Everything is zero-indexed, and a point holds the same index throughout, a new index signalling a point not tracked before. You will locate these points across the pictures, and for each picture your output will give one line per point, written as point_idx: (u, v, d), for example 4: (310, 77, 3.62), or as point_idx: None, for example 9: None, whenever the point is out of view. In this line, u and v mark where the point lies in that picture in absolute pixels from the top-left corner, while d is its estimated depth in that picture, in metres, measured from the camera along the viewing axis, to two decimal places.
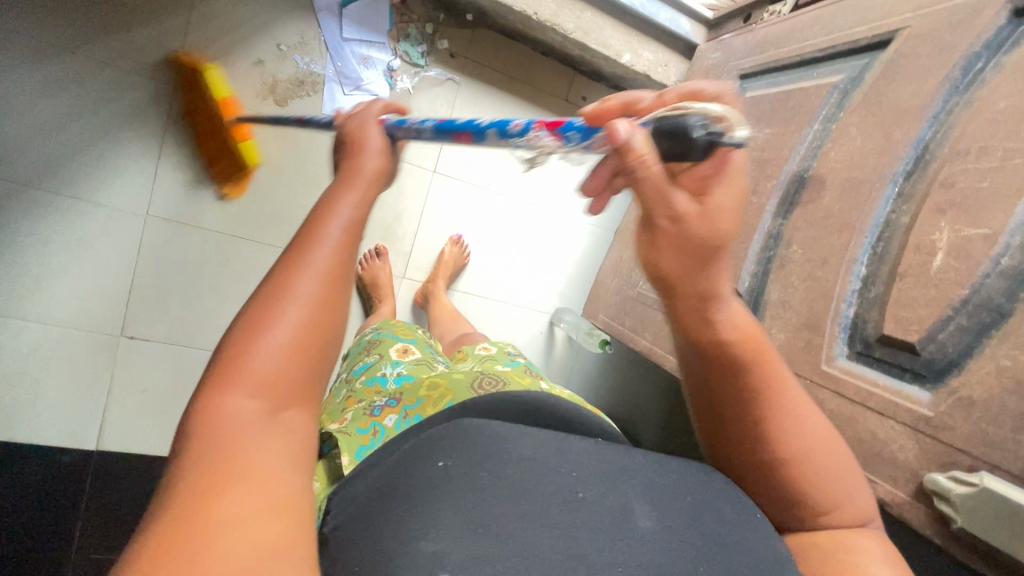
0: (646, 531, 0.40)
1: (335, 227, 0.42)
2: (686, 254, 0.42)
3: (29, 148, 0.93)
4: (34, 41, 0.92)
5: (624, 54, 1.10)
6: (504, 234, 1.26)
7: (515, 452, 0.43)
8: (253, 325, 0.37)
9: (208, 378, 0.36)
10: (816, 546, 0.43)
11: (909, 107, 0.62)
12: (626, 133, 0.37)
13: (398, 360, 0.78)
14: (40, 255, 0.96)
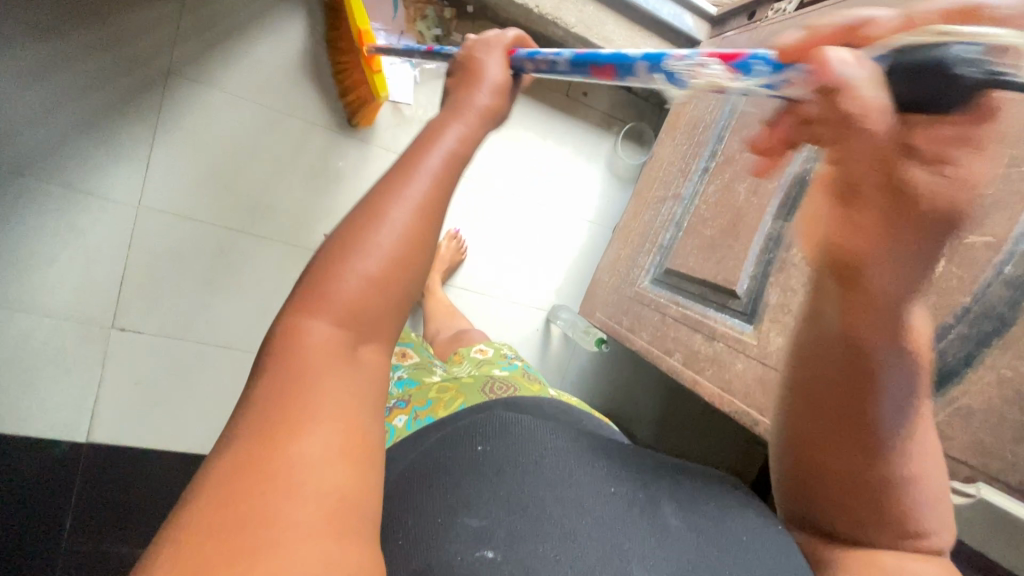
0: (673, 527, 0.44)
1: (413, 183, 0.40)
2: (868, 225, 0.39)
3: (21, 134, 0.91)
4: (27, 24, 0.90)
5: (626, 49, 1.08)
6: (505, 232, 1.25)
7: (552, 442, 0.47)
8: (337, 258, 0.37)
9: (291, 301, 0.38)
10: (863, 559, 0.46)
11: None
12: (844, 65, 0.31)
13: (398, 364, 0.79)
14: (31, 243, 0.94)
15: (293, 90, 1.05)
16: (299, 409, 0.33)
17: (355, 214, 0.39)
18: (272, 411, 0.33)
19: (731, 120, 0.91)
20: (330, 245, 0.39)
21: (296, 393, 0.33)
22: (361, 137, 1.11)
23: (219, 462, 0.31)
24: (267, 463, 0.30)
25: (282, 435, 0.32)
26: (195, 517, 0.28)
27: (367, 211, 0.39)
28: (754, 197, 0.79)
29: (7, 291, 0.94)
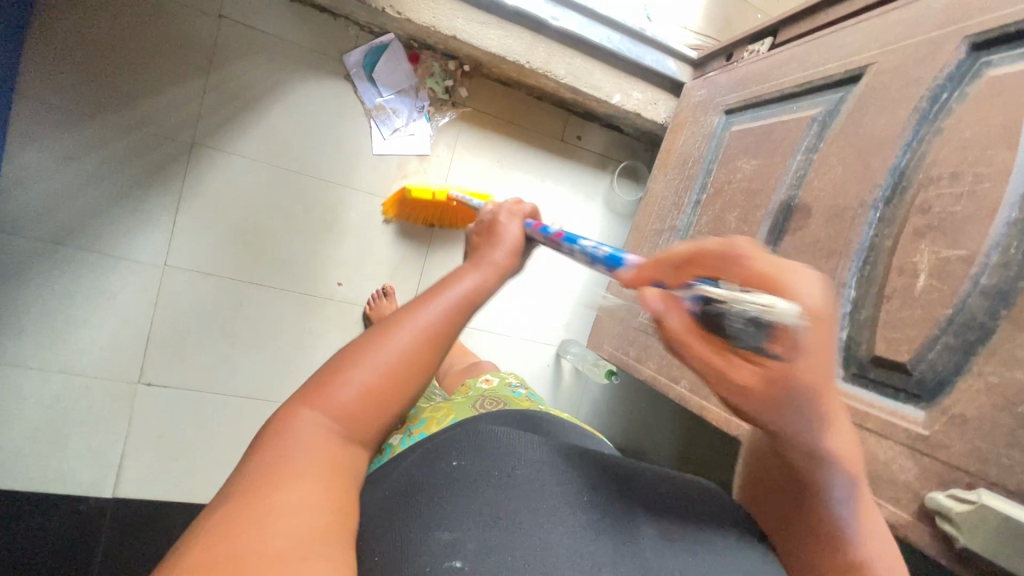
0: (651, 537, 0.45)
1: (429, 320, 0.48)
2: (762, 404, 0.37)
3: (60, 208, 0.99)
4: (62, 109, 0.98)
5: (615, 95, 1.16)
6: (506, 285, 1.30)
7: (524, 456, 0.48)
8: (353, 357, 0.45)
9: (305, 386, 0.45)
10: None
11: (884, 137, 0.65)
12: (659, 309, 0.40)
13: None
14: (64, 308, 1.01)
15: (304, 150, 1.11)
16: (280, 472, 0.38)
17: (386, 324, 0.48)
18: (256, 479, 0.38)
19: (717, 156, 0.96)
20: (346, 352, 0.46)
21: (280, 463, 0.39)
22: (368, 188, 1.16)
23: (214, 512, 0.36)
24: (251, 508, 0.35)
25: (264, 487, 0.37)
26: (191, 551, 0.33)
27: (387, 331, 0.47)
28: (744, 224, 0.83)
29: (47, 354, 1.00)
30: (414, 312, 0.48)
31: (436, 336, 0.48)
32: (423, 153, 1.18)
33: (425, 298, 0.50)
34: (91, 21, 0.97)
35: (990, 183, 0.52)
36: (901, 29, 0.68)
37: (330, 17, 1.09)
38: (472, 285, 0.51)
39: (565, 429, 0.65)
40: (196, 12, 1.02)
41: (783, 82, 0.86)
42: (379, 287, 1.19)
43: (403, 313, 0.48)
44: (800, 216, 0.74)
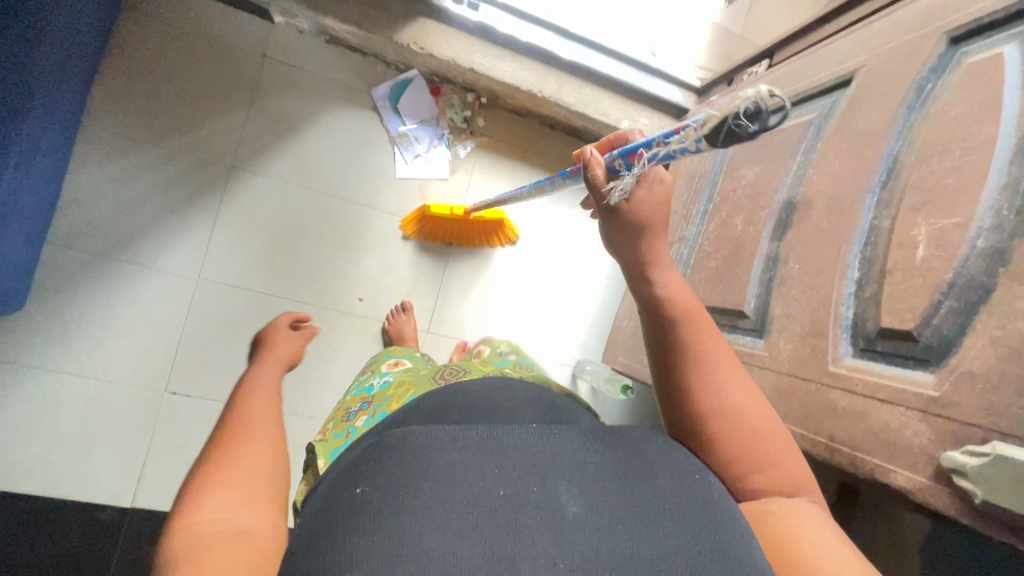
0: (574, 516, 0.42)
1: (258, 412, 0.57)
2: (626, 233, 0.58)
3: (109, 225, 1.08)
4: (119, 138, 1.08)
5: (623, 121, 1.23)
6: (513, 303, 1.33)
7: (434, 462, 0.45)
8: (226, 448, 0.50)
9: (187, 490, 0.46)
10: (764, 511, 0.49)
11: (876, 128, 0.68)
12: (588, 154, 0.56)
13: (386, 371, 0.87)
14: (105, 318, 1.08)
15: (334, 174, 1.20)
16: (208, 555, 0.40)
17: (232, 423, 0.54)
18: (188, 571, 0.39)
19: (722, 169, 1.00)
20: (212, 451, 0.51)
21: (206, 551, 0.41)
22: (390, 209, 1.23)
23: None
24: None
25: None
26: None
27: (239, 425, 0.54)
28: (750, 225, 0.86)
29: (86, 361, 1.06)
30: (253, 409, 0.57)
31: (273, 417, 0.57)
32: (443, 177, 1.26)
33: (254, 404, 0.59)
34: (149, 62, 1.09)
35: (978, 154, 0.54)
36: (886, 35, 0.73)
37: (361, 56, 1.21)
38: (270, 386, 0.65)
39: (500, 398, 0.63)
40: (243, 53, 1.14)
41: (781, 95, 0.91)
42: (400, 303, 1.23)
43: (235, 416, 0.56)
44: (802, 210, 0.76)
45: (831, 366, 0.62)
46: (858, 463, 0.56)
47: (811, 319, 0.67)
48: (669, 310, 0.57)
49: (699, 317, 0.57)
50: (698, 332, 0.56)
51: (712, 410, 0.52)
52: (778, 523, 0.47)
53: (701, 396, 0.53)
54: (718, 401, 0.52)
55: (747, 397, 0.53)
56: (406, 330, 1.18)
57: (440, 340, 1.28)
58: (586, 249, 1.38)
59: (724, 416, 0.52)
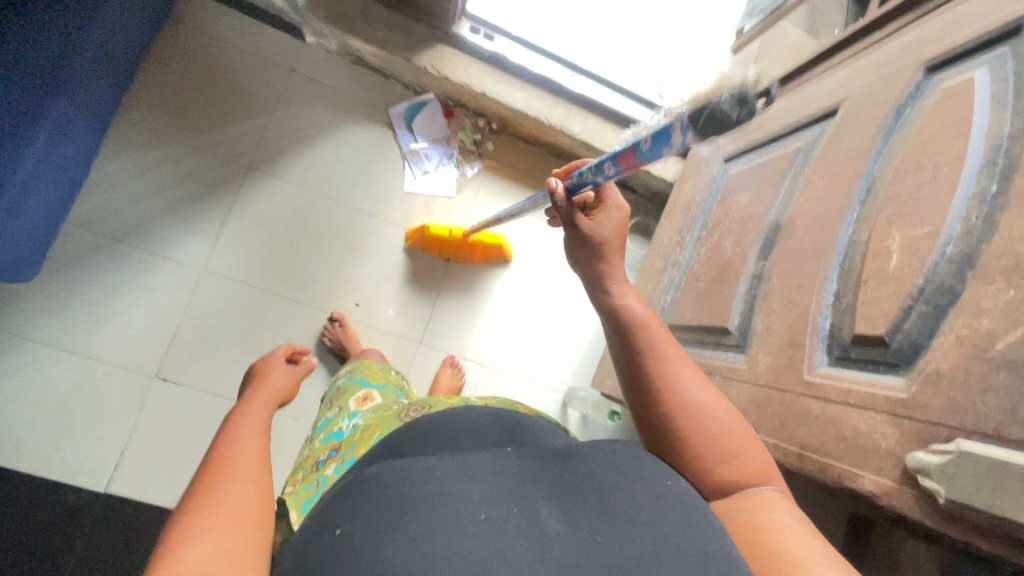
0: (554, 531, 0.42)
1: (239, 447, 0.56)
2: (585, 248, 0.65)
3: (126, 212, 1.13)
4: (148, 132, 1.16)
5: (625, 152, 1.28)
6: (509, 327, 1.33)
7: (414, 492, 0.44)
8: (204, 492, 0.48)
9: (165, 541, 0.44)
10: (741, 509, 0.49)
11: (858, 151, 0.70)
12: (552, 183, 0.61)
13: (355, 411, 0.85)
14: (108, 299, 1.11)
15: (347, 183, 1.26)
16: None
17: (205, 467, 0.52)
18: None
19: (716, 198, 1.03)
20: (186, 499, 0.48)
21: None
22: (396, 221, 1.27)
23: None
24: None
25: None
26: None
27: (216, 465, 0.52)
28: (739, 246, 0.87)
29: (85, 340, 1.09)
30: (231, 445, 0.56)
31: (250, 451, 0.56)
32: (449, 195, 1.31)
33: (228, 439, 0.58)
34: (187, 67, 1.18)
35: (949, 166, 0.56)
36: (870, 70, 0.77)
37: (383, 77, 1.29)
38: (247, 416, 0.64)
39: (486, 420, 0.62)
40: (274, 66, 1.23)
41: (774, 128, 0.95)
42: (329, 317, 1.20)
43: (207, 458, 0.54)
44: (787, 230, 0.77)
45: (806, 375, 0.61)
46: (828, 470, 0.55)
47: (789, 330, 0.67)
48: (624, 315, 0.60)
49: (652, 320, 0.60)
50: (652, 332, 0.58)
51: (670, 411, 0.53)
52: (753, 521, 0.47)
53: (662, 398, 0.54)
54: (679, 398, 0.54)
55: (705, 394, 0.54)
56: (347, 338, 1.17)
57: (432, 353, 1.27)
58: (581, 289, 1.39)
59: (685, 413, 0.53)
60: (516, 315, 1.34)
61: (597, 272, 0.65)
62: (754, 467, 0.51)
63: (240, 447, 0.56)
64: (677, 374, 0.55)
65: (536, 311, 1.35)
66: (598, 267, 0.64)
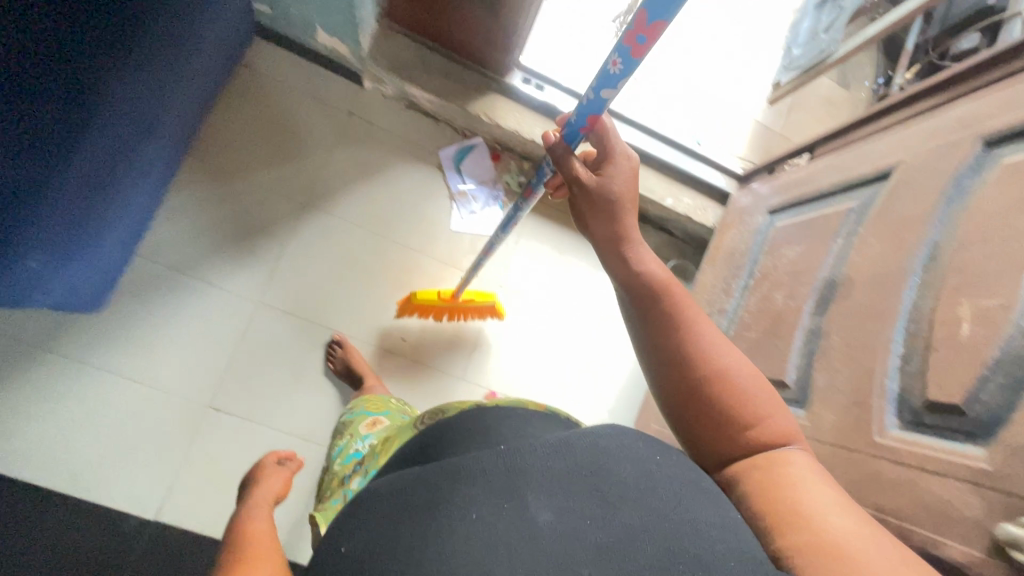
0: (543, 523, 0.45)
1: (264, 540, 0.65)
2: (599, 211, 0.66)
3: (189, 245, 1.18)
4: (212, 169, 1.21)
5: (667, 198, 1.32)
6: (549, 366, 1.34)
7: (417, 502, 0.49)
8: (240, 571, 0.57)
9: None
10: (761, 466, 0.56)
11: (917, 216, 0.73)
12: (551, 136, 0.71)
13: (366, 434, 0.89)
14: (166, 329, 1.15)
15: (399, 221, 1.30)
16: None
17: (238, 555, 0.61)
18: None
19: (762, 249, 1.06)
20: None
21: None
22: (442, 258, 1.31)
23: None
24: None
25: None
26: None
27: (247, 554, 0.61)
28: (791, 300, 0.90)
29: (144, 368, 1.13)
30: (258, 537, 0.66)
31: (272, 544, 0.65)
32: (494, 235, 1.35)
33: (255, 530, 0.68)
34: (251, 108, 1.24)
35: (1016, 241, 0.58)
36: (923, 138, 0.80)
37: (434, 121, 1.35)
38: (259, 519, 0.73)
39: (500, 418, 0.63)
40: (332, 109, 1.29)
41: (823, 185, 0.98)
42: (330, 340, 1.22)
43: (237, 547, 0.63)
44: (844, 288, 0.80)
45: (877, 437, 0.63)
46: (908, 535, 0.56)
47: (855, 389, 0.69)
48: (648, 285, 0.63)
49: (674, 285, 0.63)
50: (680, 300, 0.62)
51: (708, 377, 0.58)
52: (783, 487, 0.53)
53: (698, 363, 0.58)
54: (713, 364, 0.58)
55: (733, 359, 0.58)
56: (350, 359, 1.18)
57: (474, 390, 1.29)
58: (613, 325, 1.41)
59: (719, 378, 0.58)
60: (554, 353, 1.35)
61: (614, 237, 0.66)
62: (780, 427, 0.57)
63: (265, 540, 0.65)
64: (706, 341, 0.59)
65: (569, 346, 1.37)
66: (609, 226, 0.66)
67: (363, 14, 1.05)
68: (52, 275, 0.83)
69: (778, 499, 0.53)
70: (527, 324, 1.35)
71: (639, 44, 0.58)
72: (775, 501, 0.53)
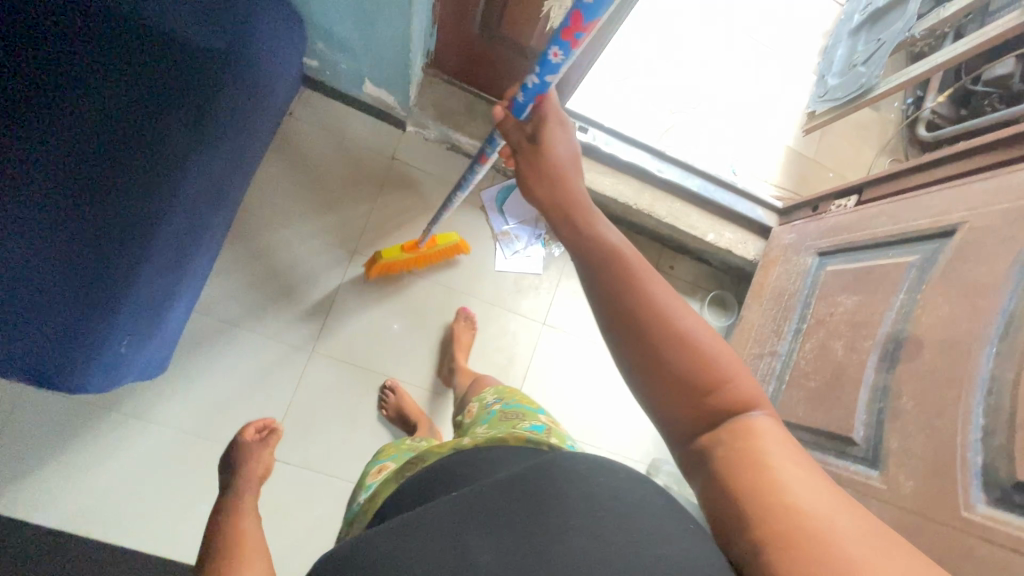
0: (483, 564, 0.41)
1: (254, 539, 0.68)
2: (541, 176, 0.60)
3: (241, 297, 1.20)
4: (260, 219, 1.22)
5: (709, 233, 1.33)
6: (594, 400, 1.35)
7: (363, 557, 0.43)
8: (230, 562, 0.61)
9: None
10: (738, 451, 0.44)
11: (988, 282, 0.75)
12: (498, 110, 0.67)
13: (373, 484, 0.84)
14: (223, 381, 1.17)
15: (445, 265, 1.32)
16: None
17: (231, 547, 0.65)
18: None
19: (813, 293, 1.08)
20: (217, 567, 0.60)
21: None
22: (487, 298, 1.33)
23: None
24: None
25: None
26: None
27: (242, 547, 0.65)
28: (852, 352, 0.91)
29: (203, 421, 1.14)
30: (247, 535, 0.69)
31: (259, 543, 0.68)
32: (537, 273, 1.36)
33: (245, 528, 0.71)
34: (295, 160, 1.25)
35: None
36: (987, 197, 0.82)
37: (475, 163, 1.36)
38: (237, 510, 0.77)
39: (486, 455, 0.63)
40: (376, 155, 1.30)
41: (876, 233, 1.00)
42: (385, 383, 1.24)
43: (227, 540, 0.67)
44: (911, 347, 0.82)
45: (965, 511, 0.65)
46: None
47: (934, 458, 0.71)
48: (596, 245, 0.52)
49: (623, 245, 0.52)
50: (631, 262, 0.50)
51: (667, 340, 0.46)
52: (765, 479, 0.42)
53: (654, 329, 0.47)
54: (668, 326, 0.47)
55: (692, 321, 0.47)
56: (404, 403, 1.20)
57: None
58: None
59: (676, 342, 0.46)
60: (597, 387, 1.36)
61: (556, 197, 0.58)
62: (744, 397, 0.46)
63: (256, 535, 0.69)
64: (658, 295, 0.48)
65: (611, 379, 1.38)
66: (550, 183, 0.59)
67: (415, 66, 1.07)
68: (137, 354, 0.85)
69: (758, 491, 0.42)
70: (571, 359, 1.36)
71: (578, 39, 0.60)
72: (753, 496, 0.42)
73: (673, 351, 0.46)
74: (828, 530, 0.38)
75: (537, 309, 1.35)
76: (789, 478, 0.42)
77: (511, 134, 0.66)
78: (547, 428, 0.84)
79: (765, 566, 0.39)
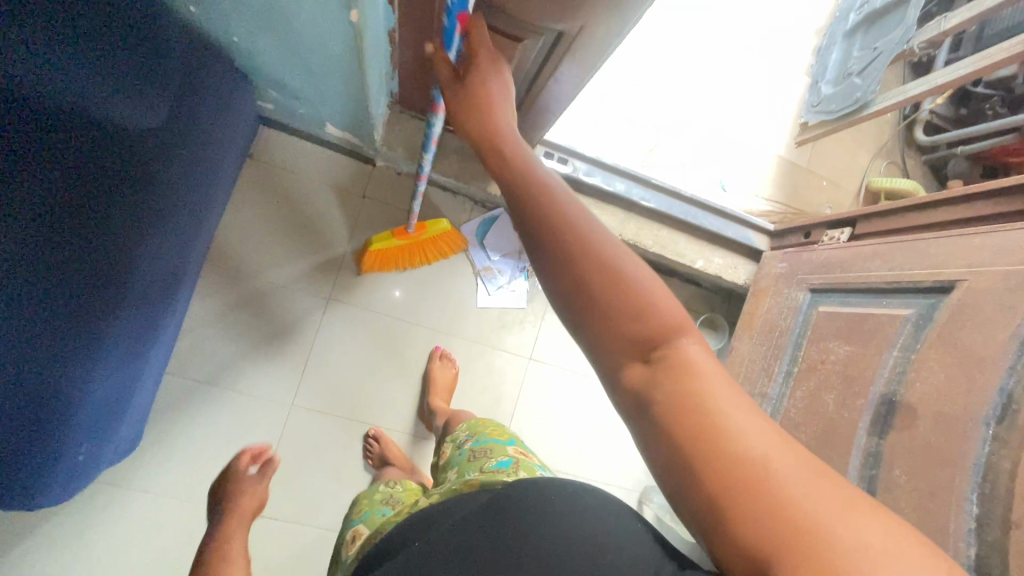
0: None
1: None
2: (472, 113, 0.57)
3: (213, 353, 1.16)
4: (230, 269, 1.17)
5: (698, 260, 1.28)
6: (583, 432, 1.33)
7: None
8: None
9: None
10: (681, 394, 0.41)
11: (985, 354, 0.71)
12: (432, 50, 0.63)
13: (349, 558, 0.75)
14: (202, 442, 1.13)
15: (426, 304, 1.27)
16: None
17: None
18: None
19: (804, 335, 1.04)
20: None
21: None
22: (471, 336, 1.29)
23: None
24: None
25: None
26: None
27: None
28: (844, 409, 0.89)
29: (183, 484, 1.11)
30: None
31: None
32: (522, 307, 1.33)
33: None
34: (259, 206, 1.19)
35: None
36: (986, 255, 0.78)
37: (452, 194, 1.29)
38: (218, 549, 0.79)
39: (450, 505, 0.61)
40: (346, 193, 1.24)
41: (870, 276, 0.95)
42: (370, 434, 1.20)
43: None
44: (904, 415, 0.79)
45: None
46: None
47: None
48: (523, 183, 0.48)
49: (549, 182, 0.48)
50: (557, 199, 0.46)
51: (593, 276, 0.42)
52: (711, 432, 0.39)
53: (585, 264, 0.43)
54: (598, 260, 0.43)
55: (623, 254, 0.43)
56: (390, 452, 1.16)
57: None
58: None
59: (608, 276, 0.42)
60: (586, 418, 1.34)
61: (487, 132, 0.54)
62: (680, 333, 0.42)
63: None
64: (587, 228, 0.44)
65: (600, 408, 1.35)
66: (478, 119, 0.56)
67: (376, 113, 1.01)
68: (97, 453, 0.83)
69: (705, 439, 0.39)
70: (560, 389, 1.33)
71: None
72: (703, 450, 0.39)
73: (605, 288, 0.42)
74: (778, 481, 0.37)
75: (522, 343, 1.32)
76: (731, 422, 0.39)
77: (438, 68, 0.61)
78: (516, 461, 0.71)
79: (726, 532, 0.38)
